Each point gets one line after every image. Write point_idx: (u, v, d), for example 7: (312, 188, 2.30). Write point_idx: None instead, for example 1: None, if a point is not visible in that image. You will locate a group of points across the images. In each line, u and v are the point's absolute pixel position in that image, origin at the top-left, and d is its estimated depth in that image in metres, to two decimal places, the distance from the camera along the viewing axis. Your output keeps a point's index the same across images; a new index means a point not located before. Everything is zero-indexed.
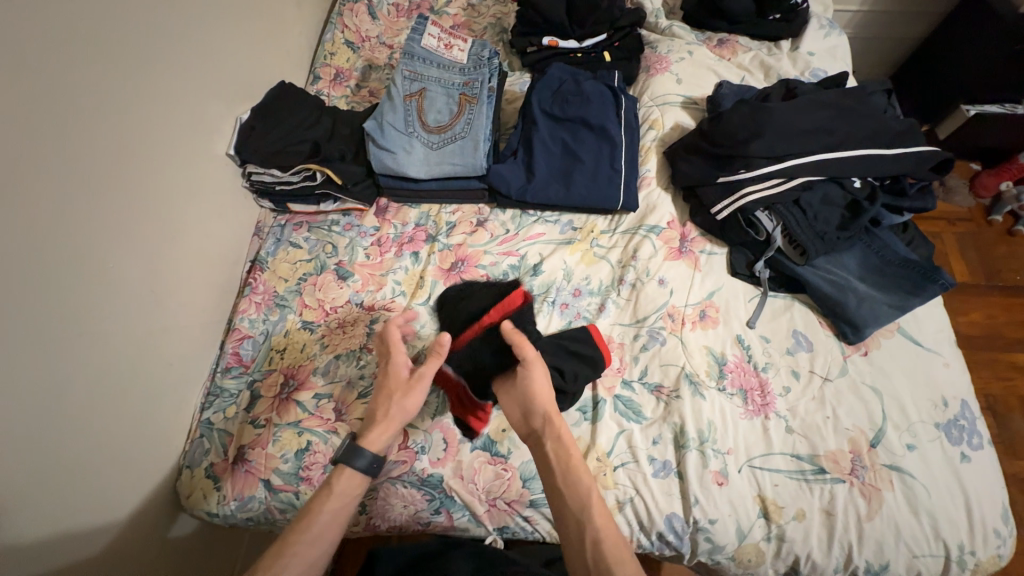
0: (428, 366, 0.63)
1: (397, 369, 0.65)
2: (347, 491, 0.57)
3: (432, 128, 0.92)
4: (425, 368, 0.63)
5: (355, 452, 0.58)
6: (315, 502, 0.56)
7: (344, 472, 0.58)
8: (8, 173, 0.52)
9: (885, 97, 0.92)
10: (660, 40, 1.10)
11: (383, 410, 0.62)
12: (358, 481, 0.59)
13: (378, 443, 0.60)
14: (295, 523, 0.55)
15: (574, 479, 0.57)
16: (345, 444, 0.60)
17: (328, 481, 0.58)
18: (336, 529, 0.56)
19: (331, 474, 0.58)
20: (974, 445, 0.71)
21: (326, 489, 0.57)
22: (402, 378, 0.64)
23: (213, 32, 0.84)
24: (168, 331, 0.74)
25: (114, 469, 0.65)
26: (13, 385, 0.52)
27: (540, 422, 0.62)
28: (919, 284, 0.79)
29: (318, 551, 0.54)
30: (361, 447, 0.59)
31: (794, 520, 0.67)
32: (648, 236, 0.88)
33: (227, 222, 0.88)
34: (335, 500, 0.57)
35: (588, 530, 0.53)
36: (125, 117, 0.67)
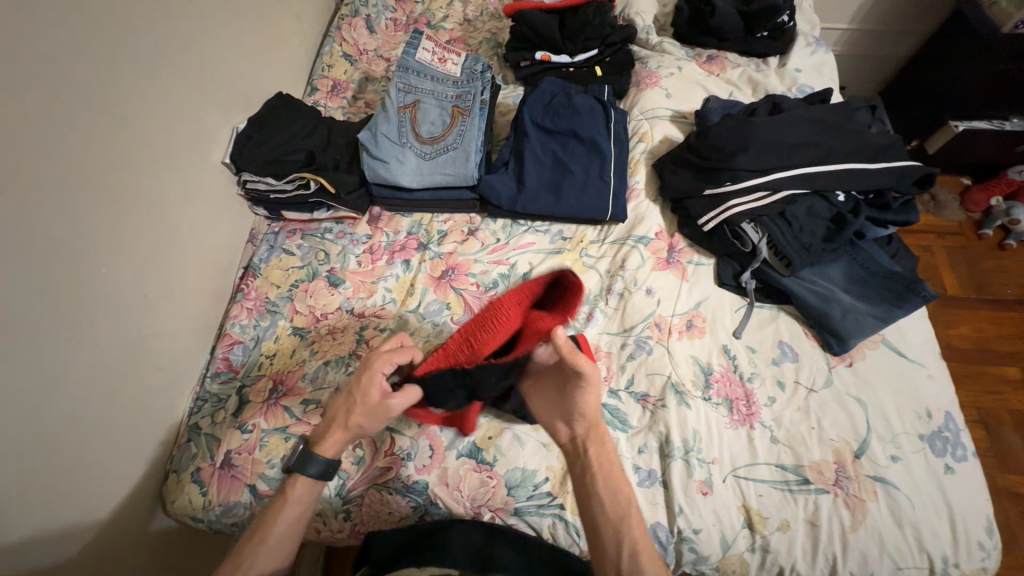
0: (401, 400, 0.58)
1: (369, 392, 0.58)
2: (303, 497, 0.59)
3: (425, 138, 0.93)
4: (400, 399, 0.58)
5: (308, 460, 0.59)
6: (273, 510, 0.58)
7: (298, 481, 0.59)
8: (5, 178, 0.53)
9: (869, 112, 0.94)
10: (650, 56, 1.13)
11: (342, 418, 0.61)
12: (315, 486, 0.60)
13: (331, 450, 0.60)
14: (253, 533, 0.57)
15: (615, 487, 0.58)
16: (298, 450, 0.61)
17: (282, 487, 0.60)
18: (295, 536, 0.58)
19: (286, 480, 0.60)
20: (957, 457, 0.71)
21: (281, 495, 0.59)
22: (372, 402, 0.58)
23: (212, 44, 0.87)
24: (159, 336, 0.75)
25: (99, 473, 0.65)
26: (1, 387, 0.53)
27: (583, 430, 0.61)
28: (903, 296, 0.80)
29: (280, 556, 0.57)
30: (314, 455, 0.60)
31: (778, 531, 0.67)
32: (636, 246, 0.89)
33: (221, 228, 0.90)
34: (295, 507, 0.58)
35: (623, 538, 0.55)
36: (122, 125, 0.69)
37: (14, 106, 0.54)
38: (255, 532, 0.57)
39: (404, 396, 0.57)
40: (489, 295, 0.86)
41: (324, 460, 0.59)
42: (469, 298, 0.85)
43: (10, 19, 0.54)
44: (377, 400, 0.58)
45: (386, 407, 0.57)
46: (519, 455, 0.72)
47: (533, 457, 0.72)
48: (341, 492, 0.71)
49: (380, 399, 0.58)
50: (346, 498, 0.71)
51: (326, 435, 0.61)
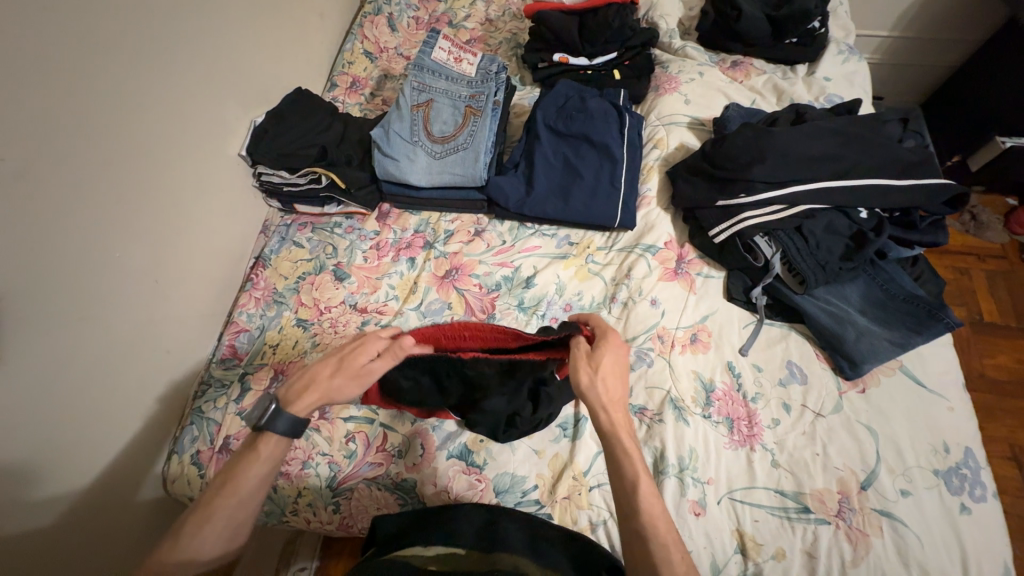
0: (383, 363, 0.59)
1: (357, 355, 0.58)
2: (272, 456, 0.55)
3: (436, 137, 0.94)
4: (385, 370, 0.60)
5: (277, 416, 0.54)
6: (237, 471, 0.54)
7: (270, 438, 0.54)
8: (26, 166, 0.56)
9: (901, 125, 0.89)
10: (671, 60, 1.11)
11: (311, 376, 0.58)
12: (287, 444, 0.56)
13: (305, 410, 0.56)
14: (222, 484, 0.53)
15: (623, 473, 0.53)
16: (266, 408, 0.55)
17: (253, 443, 0.55)
18: (258, 498, 0.54)
19: (255, 439, 0.55)
20: (975, 497, 0.66)
21: (252, 451, 0.54)
22: (353, 363, 0.58)
23: (235, 40, 0.89)
24: (169, 320, 0.78)
25: (103, 447, 0.68)
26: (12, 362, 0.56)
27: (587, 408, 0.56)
28: (923, 322, 0.76)
29: (241, 517, 0.53)
30: (284, 411, 0.55)
31: (772, 559, 0.64)
32: (643, 255, 0.87)
33: (234, 218, 0.92)
34: (263, 466, 0.54)
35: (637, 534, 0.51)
36: (141, 117, 0.71)
37: (38, 98, 0.57)
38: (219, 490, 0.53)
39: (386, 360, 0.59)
40: (491, 297, 0.86)
41: (293, 417, 0.55)
42: (471, 299, 0.85)
43: (35, 16, 0.56)
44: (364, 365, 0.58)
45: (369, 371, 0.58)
46: (509, 460, 0.71)
47: (523, 464, 0.71)
48: (332, 484, 0.72)
49: (363, 365, 0.58)
50: (336, 490, 0.72)
51: (298, 396, 0.57)
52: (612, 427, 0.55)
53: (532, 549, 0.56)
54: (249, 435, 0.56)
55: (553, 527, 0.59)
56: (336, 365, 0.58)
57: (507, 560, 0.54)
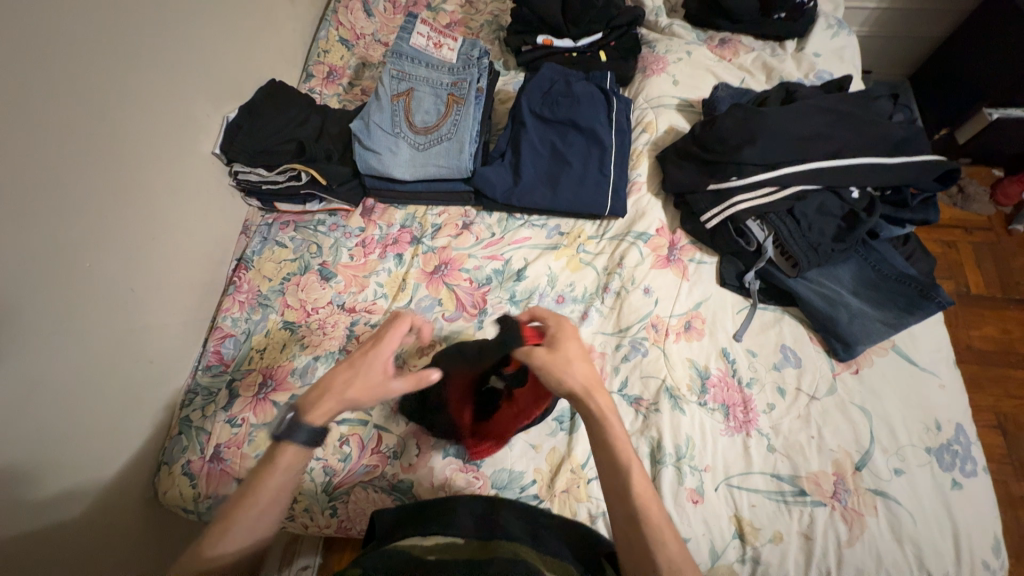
0: (402, 382, 0.56)
1: (370, 369, 0.58)
2: (293, 466, 0.55)
3: (419, 128, 0.91)
4: (402, 381, 0.57)
5: (296, 426, 0.54)
6: (260, 479, 0.54)
7: (290, 450, 0.54)
8: None
9: (892, 101, 0.87)
10: (658, 40, 1.08)
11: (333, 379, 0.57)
12: (306, 453, 0.56)
13: (322, 418, 0.56)
14: (242, 494, 0.54)
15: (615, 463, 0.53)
16: (287, 418, 0.55)
17: (270, 454, 0.55)
18: (282, 504, 0.55)
19: (274, 450, 0.55)
20: (966, 472, 0.67)
21: (269, 462, 0.54)
22: (372, 380, 0.57)
23: (203, 32, 0.85)
24: (151, 328, 0.75)
25: (92, 465, 0.66)
26: None
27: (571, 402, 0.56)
28: (915, 301, 0.76)
29: (266, 523, 0.54)
30: (301, 422, 0.55)
31: (770, 542, 0.64)
32: (635, 243, 0.86)
33: (212, 220, 0.89)
34: (283, 475, 0.54)
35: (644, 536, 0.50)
36: (110, 116, 0.68)
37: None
38: (242, 496, 0.54)
39: (405, 380, 0.56)
40: (482, 291, 0.84)
41: (311, 427, 0.55)
42: (462, 294, 0.83)
43: None
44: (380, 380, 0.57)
45: (386, 386, 0.57)
46: (507, 455, 0.71)
47: (521, 458, 0.71)
48: (328, 488, 0.71)
49: (383, 378, 0.57)
50: (332, 494, 0.71)
51: (317, 404, 0.56)
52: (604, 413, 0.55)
53: (533, 538, 0.55)
54: (266, 447, 0.55)
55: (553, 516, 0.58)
56: (357, 378, 0.57)
57: (508, 547, 0.51)
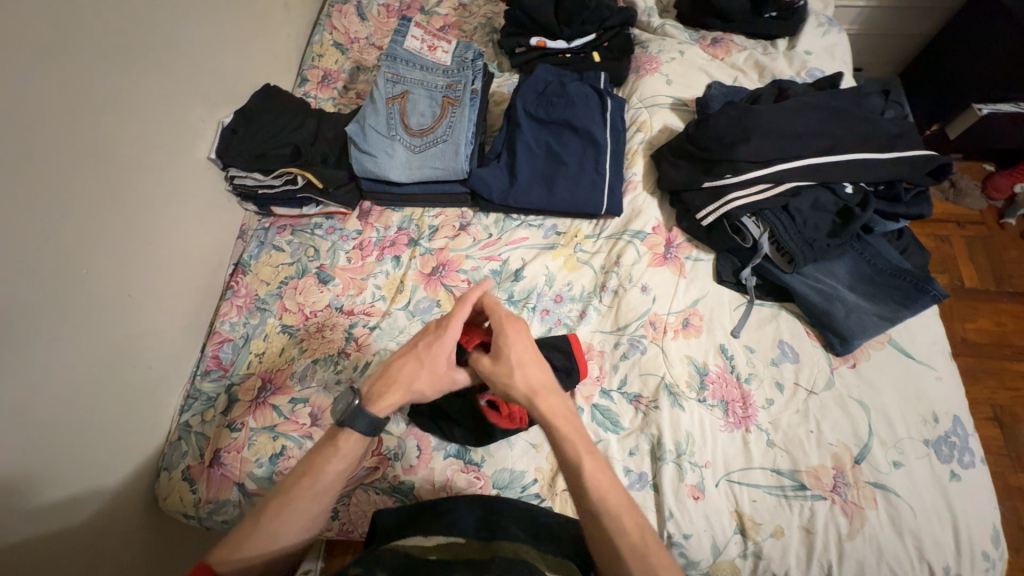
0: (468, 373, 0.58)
1: (437, 356, 0.56)
2: (351, 451, 0.55)
3: (415, 130, 0.91)
4: (467, 372, 0.59)
5: (357, 414, 0.55)
6: (321, 459, 0.55)
7: (352, 435, 0.55)
8: None
9: (883, 97, 0.88)
10: (651, 40, 1.08)
11: (397, 371, 0.57)
12: (367, 439, 0.56)
13: (386, 409, 0.55)
14: (300, 477, 0.55)
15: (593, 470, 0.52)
16: (350, 402, 0.55)
17: (334, 437, 0.55)
18: (336, 488, 0.56)
19: (338, 429, 0.55)
20: (964, 463, 0.68)
21: (332, 444, 0.55)
22: (439, 371, 0.57)
23: (198, 37, 0.85)
24: (149, 334, 0.75)
25: (90, 472, 0.65)
26: None
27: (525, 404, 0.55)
28: (910, 295, 0.77)
29: (320, 507, 0.55)
30: (366, 411, 0.55)
31: (772, 537, 0.65)
32: (632, 241, 0.86)
33: (208, 225, 0.89)
34: (342, 459, 0.55)
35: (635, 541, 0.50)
36: (107, 123, 0.68)
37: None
38: (302, 477, 0.55)
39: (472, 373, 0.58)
40: None
41: (374, 418, 0.55)
42: (460, 295, 0.84)
43: None
44: (444, 369, 0.57)
45: (449, 379, 0.57)
46: (508, 455, 0.71)
47: (521, 458, 0.71)
48: None
49: (449, 368, 0.57)
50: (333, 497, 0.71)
51: (383, 394, 0.55)
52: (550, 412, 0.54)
53: (534, 537, 0.54)
54: (330, 426, 0.56)
55: (555, 515, 0.58)
56: (424, 368, 0.56)
57: (509, 547, 0.50)
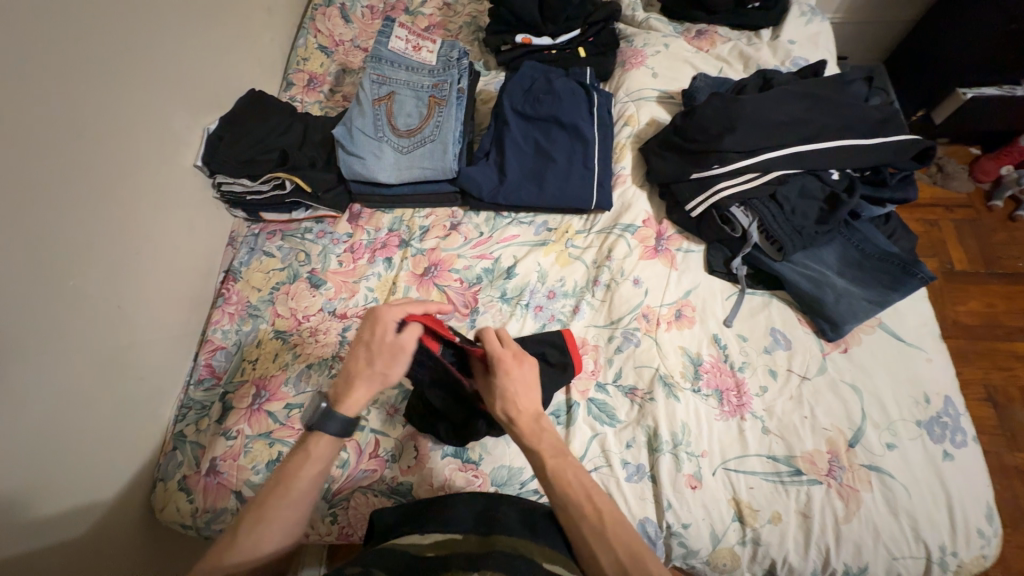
0: (410, 334, 0.58)
1: (381, 334, 0.58)
2: (325, 455, 0.57)
3: (402, 131, 0.91)
4: (410, 333, 0.58)
5: (328, 417, 0.57)
6: (295, 465, 0.56)
7: (322, 438, 0.57)
8: None
9: (866, 84, 0.89)
10: (636, 34, 1.09)
11: (354, 369, 0.59)
12: (338, 443, 0.59)
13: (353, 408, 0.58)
14: (276, 484, 0.56)
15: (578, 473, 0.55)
16: (320, 408, 0.57)
17: (305, 443, 0.58)
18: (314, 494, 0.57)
19: (306, 437, 0.58)
20: (956, 443, 0.68)
21: (304, 450, 0.57)
22: (387, 344, 0.58)
23: (181, 44, 0.84)
24: (141, 345, 0.75)
25: (85, 485, 0.65)
26: None
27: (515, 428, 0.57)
28: (898, 278, 0.78)
29: (298, 514, 0.55)
30: (334, 412, 0.57)
31: (769, 523, 0.65)
32: (623, 235, 0.86)
33: (197, 232, 0.88)
34: (316, 463, 0.57)
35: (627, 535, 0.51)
36: (92, 132, 0.68)
37: None
38: (278, 485, 0.55)
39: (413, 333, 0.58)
40: (472, 291, 0.84)
41: (344, 417, 0.57)
42: (453, 295, 0.84)
43: None
44: (391, 340, 0.58)
45: (400, 348, 0.58)
46: (505, 453, 0.71)
47: (519, 455, 0.71)
48: (328, 495, 0.71)
49: (393, 338, 0.58)
50: (332, 501, 0.71)
51: (347, 394, 0.58)
52: (536, 431, 0.57)
53: (531, 531, 0.53)
54: (300, 434, 0.58)
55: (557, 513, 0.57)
56: (372, 348, 0.59)
57: (508, 542, 0.50)
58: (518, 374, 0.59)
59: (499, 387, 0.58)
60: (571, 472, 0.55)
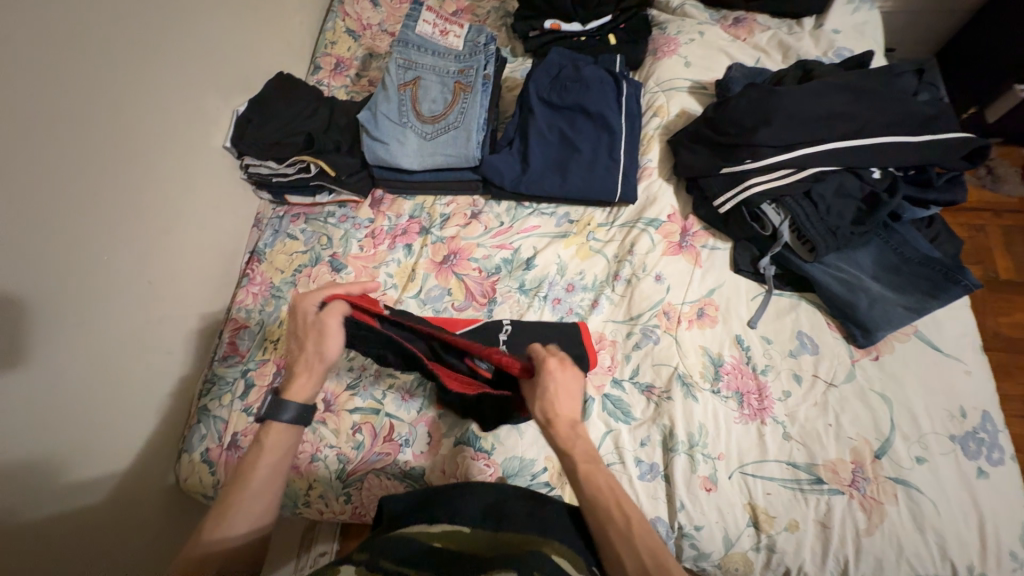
0: (332, 313, 0.61)
1: (302, 314, 0.62)
2: (278, 444, 0.58)
3: (426, 118, 0.90)
4: (329, 309, 0.62)
5: (279, 407, 0.59)
6: (249, 461, 0.56)
7: (273, 427, 0.58)
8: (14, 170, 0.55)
9: (916, 77, 0.84)
10: (670, 21, 1.05)
11: (294, 360, 0.63)
12: (291, 432, 0.59)
13: (300, 394, 0.60)
14: (233, 481, 0.55)
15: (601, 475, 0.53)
16: (269, 401, 0.60)
17: (257, 440, 0.58)
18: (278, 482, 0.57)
19: (260, 431, 0.58)
20: (993, 461, 0.65)
21: (256, 447, 0.57)
22: (307, 320, 0.62)
23: (213, 26, 0.86)
24: (167, 320, 0.77)
25: (114, 451, 0.68)
26: (22, 368, 0.56)
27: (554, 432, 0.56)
28: (939, 285, 0.74)
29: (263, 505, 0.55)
30: (284, 401, 0.59)
31: (786, 531, 0.63)
32: (646, 230, 0.84)
33: (224, 212, 0.90)
34: (270, 454, 0.57)
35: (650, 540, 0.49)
36: (125, 112, 0.69)
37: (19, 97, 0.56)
38: (234, 483, 0.55)
39: (334, 311, 0.61)
40: (491, 280, 0.84)
41: (297, 403, 0.59)
42: (471, 284, 0.83)
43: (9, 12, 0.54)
44: (312, 319, 0.62)
45: (322, 326, 0.61)
46: (518, 443, 0.71)
47: (532, 446, 0.71)
48: (342, 475, 0.72)
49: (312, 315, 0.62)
50: (346, 481, 0.72)
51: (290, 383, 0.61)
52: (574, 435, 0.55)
53: (541, 526, 0.51)
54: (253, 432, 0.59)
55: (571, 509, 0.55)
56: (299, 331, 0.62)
57: (517, 538, 0.49)
58: (560, 377, 0.58)
59: (541, 386, 0.58)
60: (602, 478, 0.53)
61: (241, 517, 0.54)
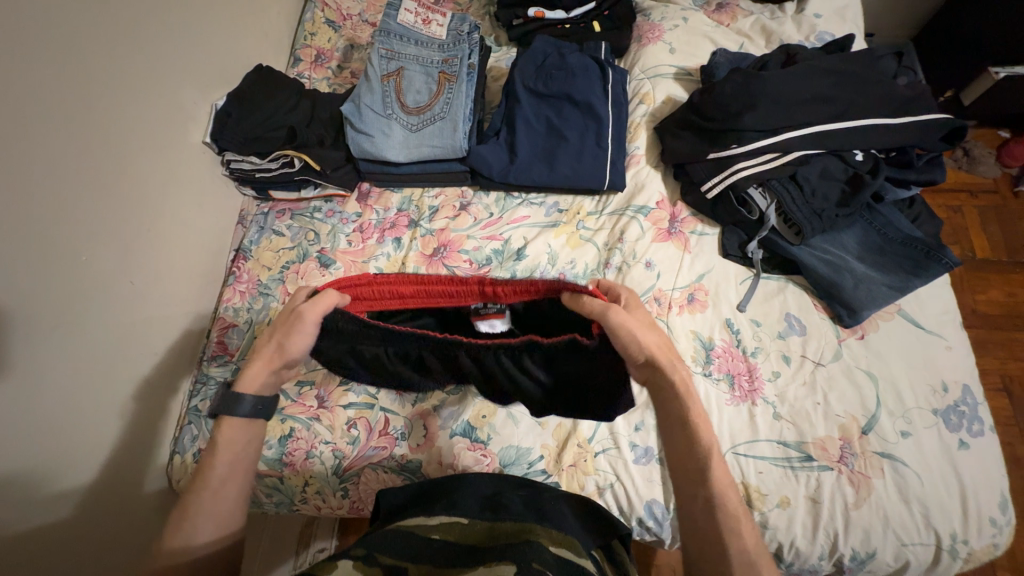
0: (314, 306, 0.53)
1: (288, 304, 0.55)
2: (235, 438, 0.53)
3: (411, 109, 0.89)
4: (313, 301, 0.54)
5: (234, 402, 0.53)
6: (205, 461, 0.51)
7: (228, 422, 0.53)
8: None
9: (896, 60, 0.85)
10: (654, 7, 1.04)
11: (259, 349, 0.55)
12: (250, 426, 0.54)
13: (260, 386, 0.54)
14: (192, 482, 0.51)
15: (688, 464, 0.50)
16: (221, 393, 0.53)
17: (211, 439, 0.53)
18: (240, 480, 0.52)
19: (214, 430, 0.53)
20: (973, 432, 0.67)
21: (211, 444, 0.52)
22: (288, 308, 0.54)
23: (189, 19, 0.83)
24: (151, 322, 0.76)
25: (100, 455, 0.67)
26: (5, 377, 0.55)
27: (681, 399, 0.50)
28: (921, 263, 0.75)
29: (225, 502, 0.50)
30: (239, 393, 0.53)
31: (777, 507, 0.65)
32: (635, 217, 0.84)
33: (205, 210, 0.88)
34: (229, 452, 0.52)
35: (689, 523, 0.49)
36: (98, 109, 0.67)
37: None
38: (191, 486, 0.50)
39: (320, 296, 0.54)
40: (482, 272, 0.83)
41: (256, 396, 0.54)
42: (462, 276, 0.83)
43: None
44: (293, 309, 0.54)
45: (299, 315, 0.53)
46: (514, 433, 0.71)
47: (528, 435, 0.71)
48: (338, 471, 0.72)
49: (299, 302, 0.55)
50: (343, 476, 0.72)
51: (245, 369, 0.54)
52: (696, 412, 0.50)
53: (538, 514, 0.51)
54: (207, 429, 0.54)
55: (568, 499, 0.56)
56: (276, 325, 0.54)
57: (513, 527, 0.49)
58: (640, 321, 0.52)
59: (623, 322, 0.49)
60: (671, 437, 0.50)
61: (201, 519, 0.49)
